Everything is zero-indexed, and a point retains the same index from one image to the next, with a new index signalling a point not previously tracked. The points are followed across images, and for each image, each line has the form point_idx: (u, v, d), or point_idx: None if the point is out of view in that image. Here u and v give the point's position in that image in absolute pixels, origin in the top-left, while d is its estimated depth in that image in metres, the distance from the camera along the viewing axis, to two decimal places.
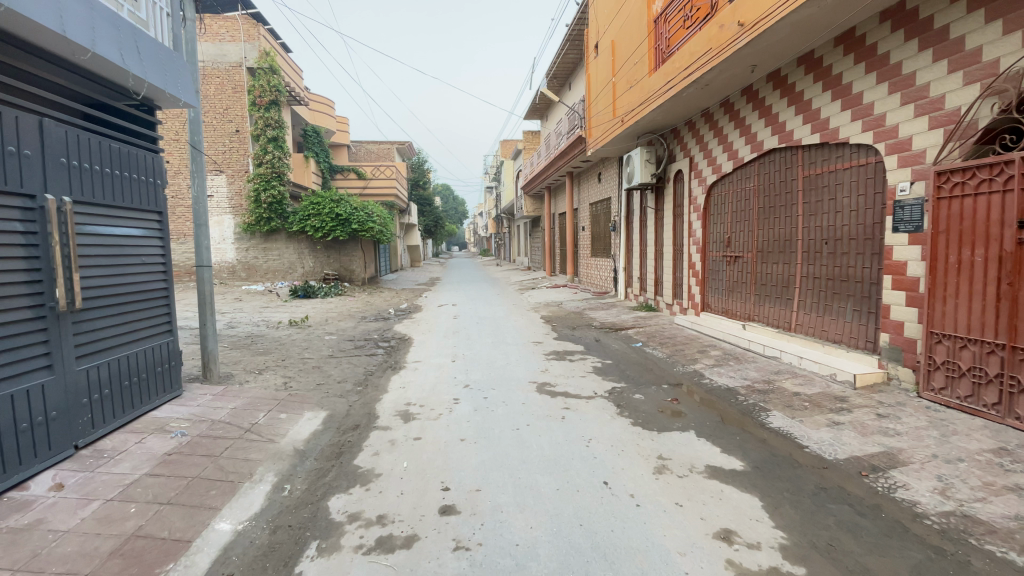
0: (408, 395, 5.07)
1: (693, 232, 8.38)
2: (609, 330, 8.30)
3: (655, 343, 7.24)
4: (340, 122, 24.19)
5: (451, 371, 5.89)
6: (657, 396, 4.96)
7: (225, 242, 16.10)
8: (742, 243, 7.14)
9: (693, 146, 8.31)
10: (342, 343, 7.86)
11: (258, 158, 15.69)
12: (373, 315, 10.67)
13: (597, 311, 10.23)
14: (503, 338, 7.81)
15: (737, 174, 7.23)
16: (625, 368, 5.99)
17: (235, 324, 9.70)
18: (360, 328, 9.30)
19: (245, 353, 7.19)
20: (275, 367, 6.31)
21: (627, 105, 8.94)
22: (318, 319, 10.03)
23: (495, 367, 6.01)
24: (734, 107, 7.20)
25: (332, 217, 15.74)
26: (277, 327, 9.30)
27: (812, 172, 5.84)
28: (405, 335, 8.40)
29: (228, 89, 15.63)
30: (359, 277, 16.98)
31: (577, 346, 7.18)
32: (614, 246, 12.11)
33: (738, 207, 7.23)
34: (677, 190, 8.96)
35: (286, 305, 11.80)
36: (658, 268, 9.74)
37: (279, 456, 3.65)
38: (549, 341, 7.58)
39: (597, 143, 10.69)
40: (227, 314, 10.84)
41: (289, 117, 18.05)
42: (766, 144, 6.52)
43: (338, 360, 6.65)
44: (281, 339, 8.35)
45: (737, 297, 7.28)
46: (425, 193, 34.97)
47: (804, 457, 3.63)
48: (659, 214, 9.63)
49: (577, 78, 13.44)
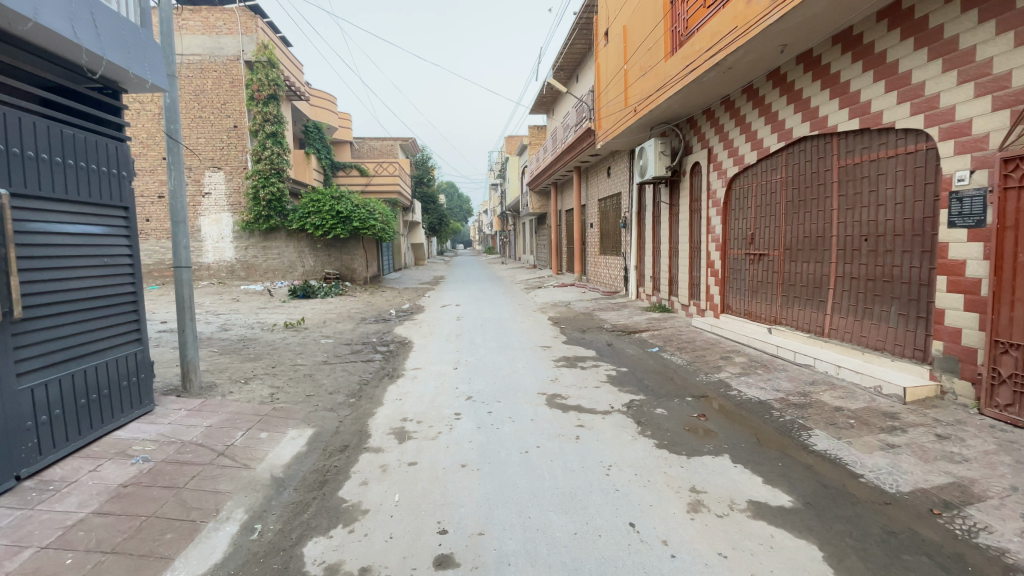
0: (405, 409, 4.59)
1: (711, 229, 7.85)
2: (622, 333, 7.77)
3: (673, 348, 6.72)
4: (343, 118, 23.75)
5: (452, 381, 5.40)
6: (682, 411, 4.45)
7: (224, 240, 15.69)
8: (767, 240, 6.61)
9: (712, 137, 7.76)
10: (338, 347, 7.39)
11: (257, 154, 15.29)
12: (373, 317, 10.19)
13: (608, 312, 9.70)
14: (510, 342, 7.31)
15: (762, 166, 6.69)
16: (643, 376, 5.48)
17: (228, 327, 9.25)
18: (358, 330, 8.82)
19: (234, 359, 6.73)
20: (263, 375, 5.84)
21: (640, 94, 8.40)
22: (315, 321, 9.56)
23: (500, 376, 5.52)
24: (759, 93, 6.65)
25: (332, 215, 15.30)
26: (271, 330, 8.84)
27: (850, 162, 5.30)
28: (405, 339, 7.92)
29: (226, 84, 15.21)
30: (361, 276, 16.54)
31: (589, 352, 6.68)
32: (625, 243, 11.58)
33: (762, 201, 6.69)
34: (694, 183, 8.41)
35: (284, 306, 11.34)
36: (673, 267, 9.21)
37: (252, 487, 3.17)
38: (558, 345, 7.07)
39: (608, 135, 10.15)
40: (222, 316, 10.39)
41: (289, 112, 17.62)
42: (796, 132, 5.98)
43: (331, 367, 6.17)
44: (274, 343, 7.90)
45: (763, 299, 6.74)
46: (429, 190, 34.52)
47: (861, 491, 3.11)
48: (674, 210, 9.09)
49: (586, 68, 12.89)
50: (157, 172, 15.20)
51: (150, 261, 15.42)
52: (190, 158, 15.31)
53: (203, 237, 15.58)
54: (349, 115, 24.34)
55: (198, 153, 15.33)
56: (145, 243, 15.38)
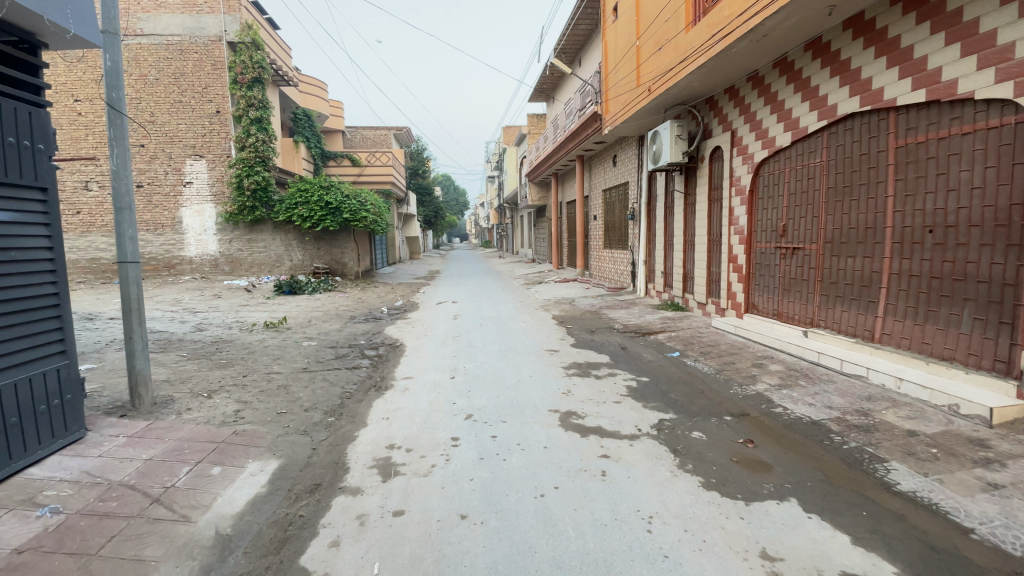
0: (391, 432, 3.83)
1: (734, 220, 7.11)
2: (636, 335, 7.03)
3: (696, 353, 5.99)
4: (334, 106, 22.77)
5: (448, 394, 4.65)
6: (724, 436, 3.72)
7: (206, 233, 14.84)
8: (801, 232, 5.89)
9: (737, 118, 7.01)
10: (320, 351, 6.60)
11: (241, 141, 14.43)
12: (363, 316, 9.39)
13: (617, 310, 8.96)
14: (513, 345, 6.55)
15: (797, 148, 5.95)
16: (668, 388, 4.76)
17: (203, 328, 8.43)
18: (345, 331, 8.04)
19: (202, 366, 5.94)
20: (231, 385, 5.06)
21: (655, 71, 7.64)
22: (298, 321, 8.76)
23: (504, 388, 4.77)
24: (794, 67, 5.90)
25: (320, 205, 14.45)
26: (250, 330, 8.05)
27: (911, 142, 4.57)
28: (396, 341, 7.15)
29: (207, 66, 14.31)
30: (352, 271, 15.71)
31: (602, 357, 5.94)
32: (632, 236, 10.83)
33: (796, 189, 5.97)
34: (714, 170, 7.66)
35: (267, 304, 10.54)
36: (688, 262, 8.47)
37: (188, 552, 2.42)
38: (567, 349, 6.32)
39: (617, 118, 9.38)
40: (199, 314, 9.58)
41: (276, 98, 16.72)
42: (841, 108, 5.24)
43: (310, 377, 5.40)
44: (250, 345, 7.11)
45: (795, 298, 6.01)
46: (424, 182, 33.60)
47: (983, 556, 2.38)
48: (689, 200, 8.34)
49: (590, 49, 12.08)
50: (135, 161, 14.32)
51: None
52: (170, 145, 14.42)
53: (184, 229, 14.71)
54: (341, 103, 23.39)
55: (178, 140, 14.44)
56: None
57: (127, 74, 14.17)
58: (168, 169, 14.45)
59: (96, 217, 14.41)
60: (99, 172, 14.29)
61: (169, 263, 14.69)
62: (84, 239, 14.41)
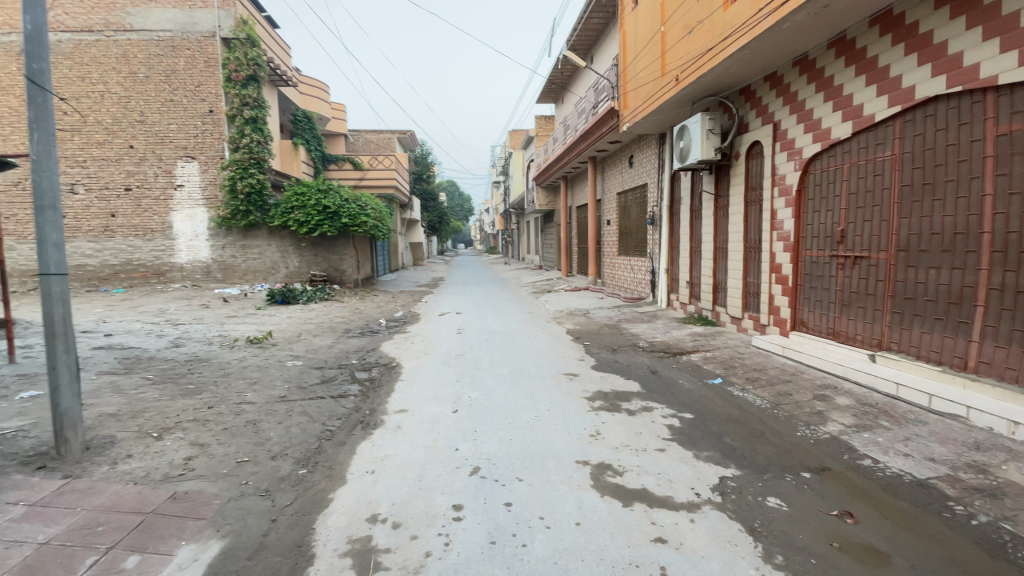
0: (375, 494, 2.97)
1: (777, 225, 6.24)
2: (665, 355, 6.15)
3: (741, 380, 5.10)
4: (336, 108, 22.06)
5: (450, 436, 3.79)
6: (810, 504, 2.84)
7: (198, 238, 14.10)
8: (865, 239, 5.02)
9: (780, 108, 6.16)
10: (304, 374, 5.74)
11: (235, 142, 13.72)
12: (358, 329, 8.53)
13: (638, 325, 8.09)
14: (525, 367, 5.67)
15: (858, 141, 5.08)
16: (719, 429, 3.87)
17: (181, 343, 7.61)
18: (337, 347, 7.20)
19: (164, 394, 5.09)
20: (190, 420, 4.22)
21: (685, 58, 6.84)
22: (286, 335, 7.92)
23: (517, 428, 3.90)
24: (856, 47, 5.03)
25: (318, 209, 13.66)
26: (230, 347, 7.21)
27: (1017, 128, 3.71)
28: (392, 360, 6.28)
29: (200, 63, 13.63)
30: (351, 279, 14.87)
31: (632, 383, 5.06)
32: (652, 242, 9.96)
33: (858, 189, 5.11)
34: (751, 169, 6.81)
35: (256, 315, 9.70)
36: (720, 272, 7.59)
37: None
38: (588, 373, 5.44)
39: (637, 113, 8.58)
40: (181, 327, 8.76)
41: (273, 98, 16.03)
42: (920, 92, 4.37)
43: (286, 409, 4.54)
44: (228, 365, 6.29)
45: (857, 315, 5.13)
46: (430, 187, 32.89)
47: None
48: (721, 203, 7.47)
49: (604, 43, 11.28)
50: (124, 162, 13.62)
51: (115, 261, 13.76)
52: (161, 146, 13.71)
53: (175, 235, 13.97)
54: (343, 104, 22.69)
55: (170, 141, 13.73)
56: (110, 241, 13.72)
57: (116, 71, 13.50)
58: (158, 171, 13.74)
59: (83, 221, 13.65)
60: (86, 174, 13.55)
61: (159, 270, 13.95)
62: (70, 244, 13.62)
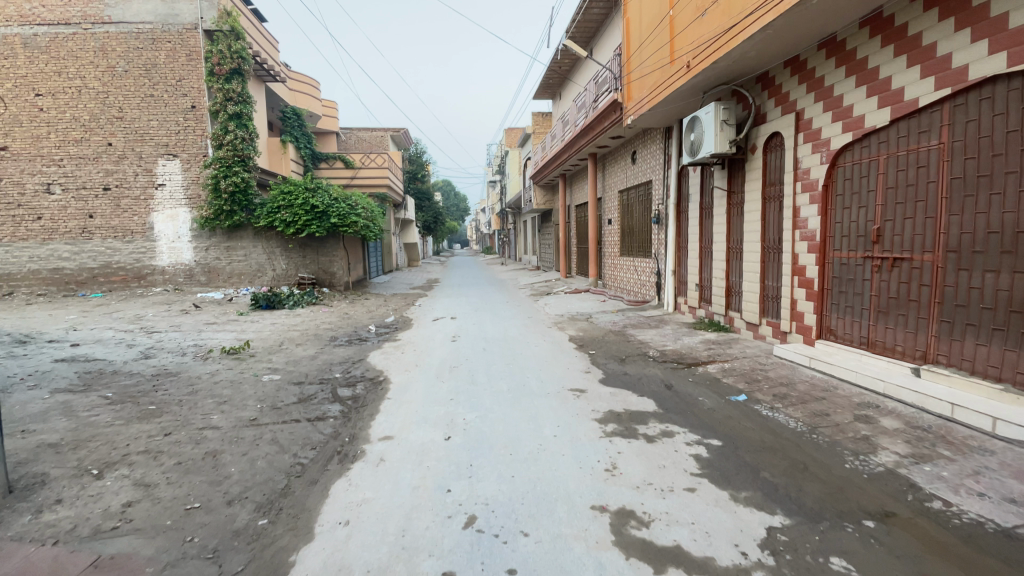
0: (348, 558, 2.40)
1: (800, 223, 5.70)
2: (679, 366, 5.60)
3: (769, 397, 4.56)
4: (327, 105, 21.40)
5: (440, 472, 3.22)
6: (886, 569, 2.29)
7: (180, 240, 13.47)
8: (906, 239, 4.50)
9: (804, 96, 5.62)
10: (280, 392, 5.15)
11: (218, 138, 13.08)
12: (345, 337, 7.93)
13: (645, 331, 7.54)
14: (525, 381, 5.12)
15: (898, 129, 4.54)
16: (755, 462, 3.33)
17: (151, 354, 7.00)
18: (320, 358, 6.62)
19: (120, 417, 4.50)
20: (140, 453, 3.64)
21: (697, 42, 6.29)
22: (266, 345, 7.33)
23: (519, 461, 3.34)
24: (895, 24, 4.49)
25: (305, 209, 13.06)
26: (204, 359, 6.61)
27: None
28: (379, 373, 5.71)
29: (181, 57, 13.00)
30: (341, 281, 14.29)
31: (646, 401, 4.51)
32: (657, 242, 9.42)
33: (898, 183, 4.59)
34: (769, 163, 6.27)
35: (237, 322, 9.09)
36: (734, 274, 7.05)
37: None
38: (597, 389, 4.88)
39: (643, 104, 8.03)
40: (155, 336, 8.14)
41: (260, 93, 15.40)
42: (974, 72, 3.84)
43: (254, 436, 3.96)
44: (199, 380, 5.70)
45: (898, 323, 4.60)
46: (424, 186, 32.29)
47: None
48: (735, 200, 6.94)
49: (606, 33, 10.71)
50: (102, 161, 12.97)
51: (92, 264, 13.10)
52: (141, 143, 13.07)
53: (156, 236, 13.33)
54: (334, 102, 22.05)
55: (150, 138, 13.09)
56: (88, 243, 13.06)
57: (93, 65, 12.85)
58: (138, 170, 13.10)
59: (58, 223, 12.97)
60: (62, 173, 12.89)
61: (139, 273, 13.31)
62: (46, 247, 12.94)
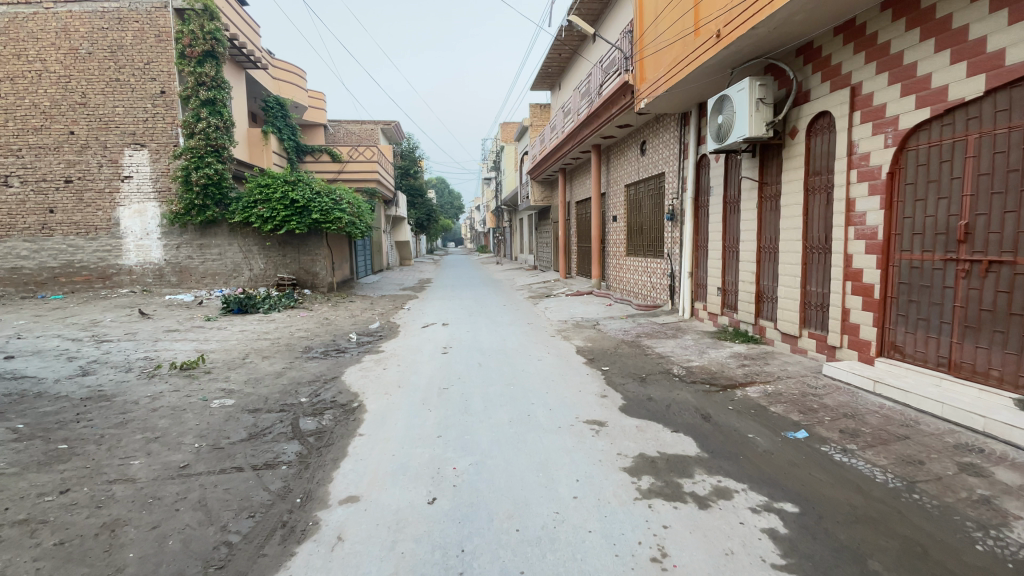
0: None
1: (855, 218, 4.81)
2: (712, 390, 4.68)
3: (836, 435, 3.67)
4: (314, 96, 20.27)
5: (418, 565, 2.28)
6: None
7: (149, 237, 12.42)
8: (1006, 237, 3.61)
9: (861, 66, 4.71)
10: (227, 424, 4.17)
11: (189, 126, 12.03)
12: (321, 348, 6.96)
13: (662, 341, 6.63)
14: (530, 409, 4.21)
15: (997, 101, 3.64)
16: (854, 544, 2.43)
17: (92, 370, 5.99)
18: (288, 375, 5.66)
19: (17, 462, 3.52)
20: (16, 528, 2.67)
21: (728, 5, 5.38)
22: (228, 358, 6.34)
23: (529, 545, 2.41)
24: None
25: (284, 204, 12.06)
26: (150, 377, 5.61)
27: None
28: (354, 396, 4.77)
29: (149, 37, 11.91)
30: (324, 282, 13.33)
31: (684, 440, 3.58)
32: (671, 241, 8.52)
33: (996, 167, 3.70)
34: (812, 149, 5.37)
35: (201, 330, 8.08)
36: (765, 277, 6.15)
37: None
38: (619, 420, 3.96)
39: (660, 84, 7.10)
40: (104, 347, 7.13)
41: (237, 80, 14.34)
42: None
43: (176, 496, 3.00)
44: (135, 406, 4.71)
45: (995, 342, 3.71)
46: (417, 182, 31.20)
47: None
48: (767, 192, 6.04)
49: (614, 12, 9.75)
50: (64, 151, 11.88)
51: (53, 263, 12.00)
52: (106, 131, 11.99)
53: (122, 233, 12.27)
54: (322, 93, 20.94)
55: (116, 126, 12.01)
56: (47, 240, 11.96)
57: (54, 47, 11.75)
58: (102, 161, 12.02)
59: (16, 218, 11.86)
60: (20, 164, 11.80)
61: (104, 273, 12.24)
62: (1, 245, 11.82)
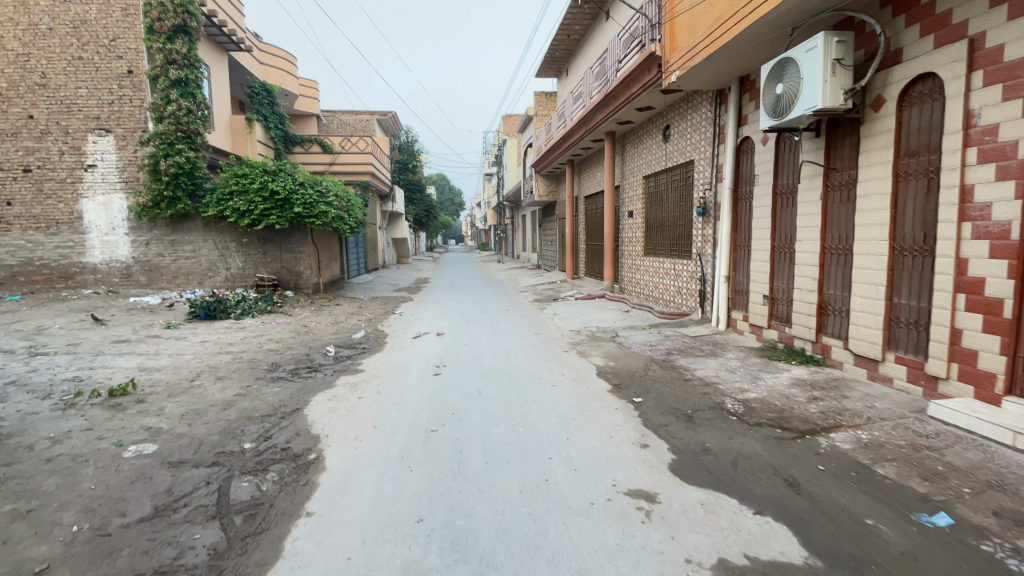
0: None
1: (973, 212, 3.66)
2: (786, 437, 3.54)
3: (996, 523, 2.52)
4: (305, 84, 19.06)
5: None
6: None
7: (116, 232, 11.29)
8: None
9: (985, 11, 3.55)
10: (134, 489, 3.04)
11: (158, 110, 10.85)
12: (291, 366, 5.84)
13: (700, 360, 5.49)
14: (547, 469, 3.08)
15: None
16: None
17: (2, 395, 4.85)
18: (240, 405, 4.51)
19: None
20: None
21: None
22: (173, 380, 5.20)
23: None
24: None
25: (263, 195, 10.91)
26: (68, 407, 4.48)
27: None
28: (317, 441, 3.65)
29: (115, 11, 10.73)
30: (309, 282, 12.19)
31: (779, 535, 2.43)
32: (701, 239, 7.38)
33: None
34: (903, 123, 4.21)
35: (154, 341, 6.93)
36: (830, 285, 5.03)
37: None
38: (675, 491, 2.82)
39: (696, 51, 5.92)
40: (34, 362, 5.99)
41: (216, 61, 13.15)
42: None
43: None
44: (25, 454, 3.56)
45: None
46: (415, 177, 29.99)
47: None
48: (836, 180, 4.91)
49: None
50: (22, 137, 10.75)
51: (10, 261, 10.87)
52: (68, 115, 10.84)
53: (86, 228, 11.14)
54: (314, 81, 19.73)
55: (78, 110, 10.86)
56: (4, 236, 10.84)
57: (10, 21, 10.59)
58: (64, 148, 10.88)
59: None
60: None
61: (67, 272, 11.11)
62: None
